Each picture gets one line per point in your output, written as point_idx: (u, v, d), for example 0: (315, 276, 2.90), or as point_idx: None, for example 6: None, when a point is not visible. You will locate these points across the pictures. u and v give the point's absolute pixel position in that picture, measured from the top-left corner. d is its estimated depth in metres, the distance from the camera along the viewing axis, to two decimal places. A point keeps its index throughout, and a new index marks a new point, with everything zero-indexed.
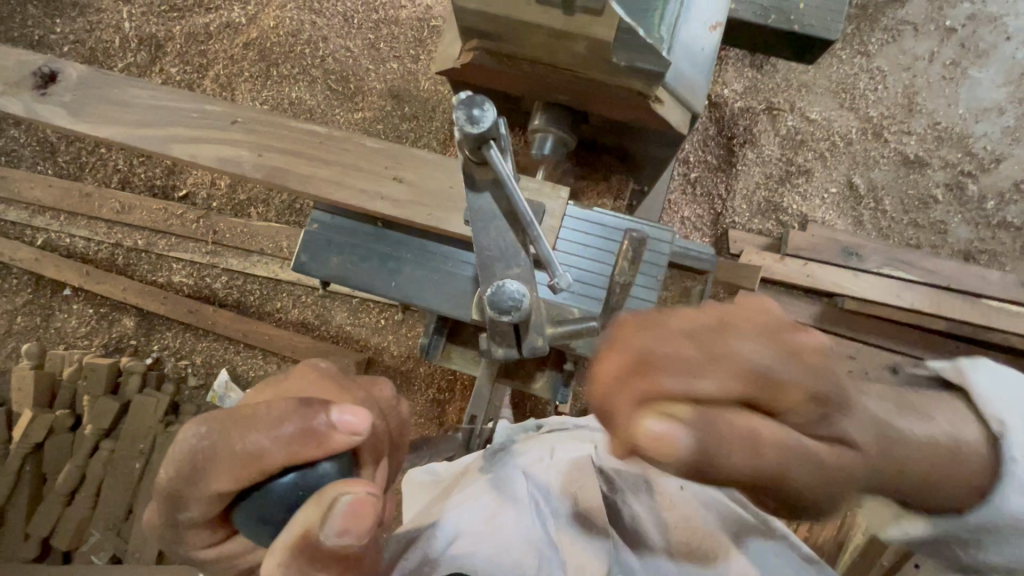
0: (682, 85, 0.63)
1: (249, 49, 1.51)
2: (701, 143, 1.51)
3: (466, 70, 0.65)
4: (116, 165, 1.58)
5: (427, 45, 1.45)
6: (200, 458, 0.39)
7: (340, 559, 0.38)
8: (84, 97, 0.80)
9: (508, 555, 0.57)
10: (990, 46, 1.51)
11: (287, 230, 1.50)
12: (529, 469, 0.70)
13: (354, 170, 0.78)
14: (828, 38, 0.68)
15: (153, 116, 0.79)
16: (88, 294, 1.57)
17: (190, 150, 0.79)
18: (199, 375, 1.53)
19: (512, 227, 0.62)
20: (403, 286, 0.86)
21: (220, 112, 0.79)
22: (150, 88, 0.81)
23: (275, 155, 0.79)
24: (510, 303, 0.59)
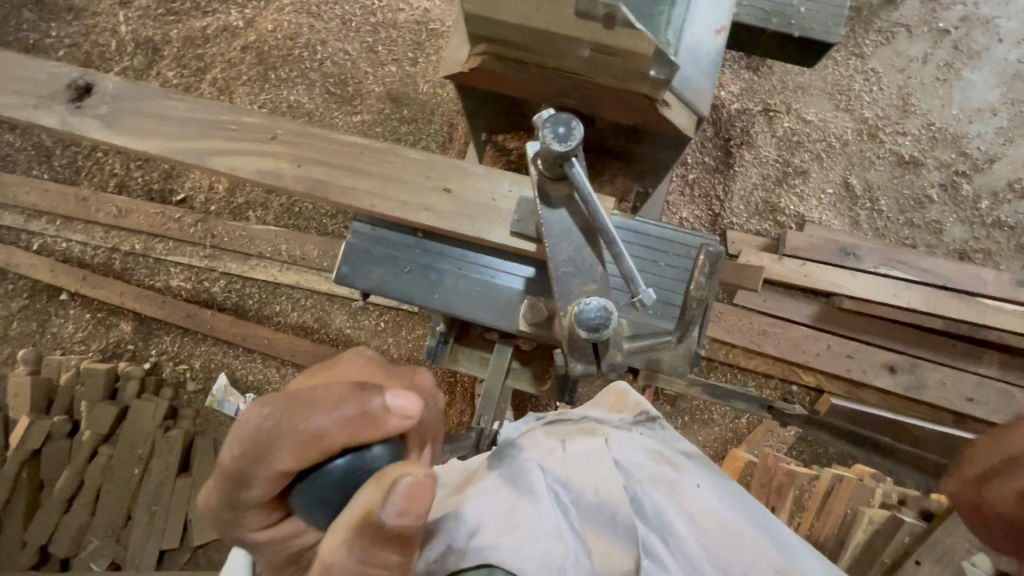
0: (689, 89, 0.63)
1: (247, 52, 1.51)
2: (699, 145, 1.52)
3: (474, 74, 0.65)
4: (113, 169, 1.57)
5: (425, 48, 1.45)
6: (261, 438, 0.40)
7: (397, 537, 0.39)
8: (119, 109, 0.80)
9: (532, 546, 0.58)
10: (983, 47, 1.53)
11: (286, 234, 1.50)
12: (544, 462, 0.69)
13: (359, 173, 0.78)
14: (829, 40, 0.68)
15: (186, 128, 0.79)
16: (85, 299, 1.56)
17: (217, 161, 0.79)
18: (198, 379, 1.52)
19: (589, 243, 0.63)
20: (445, 298, 0.86)
21: (223, 117, 0.79)
22: (162, 93, 0.81)
23: (305, 165, 0.79)
24: (595, 319, 0.59)
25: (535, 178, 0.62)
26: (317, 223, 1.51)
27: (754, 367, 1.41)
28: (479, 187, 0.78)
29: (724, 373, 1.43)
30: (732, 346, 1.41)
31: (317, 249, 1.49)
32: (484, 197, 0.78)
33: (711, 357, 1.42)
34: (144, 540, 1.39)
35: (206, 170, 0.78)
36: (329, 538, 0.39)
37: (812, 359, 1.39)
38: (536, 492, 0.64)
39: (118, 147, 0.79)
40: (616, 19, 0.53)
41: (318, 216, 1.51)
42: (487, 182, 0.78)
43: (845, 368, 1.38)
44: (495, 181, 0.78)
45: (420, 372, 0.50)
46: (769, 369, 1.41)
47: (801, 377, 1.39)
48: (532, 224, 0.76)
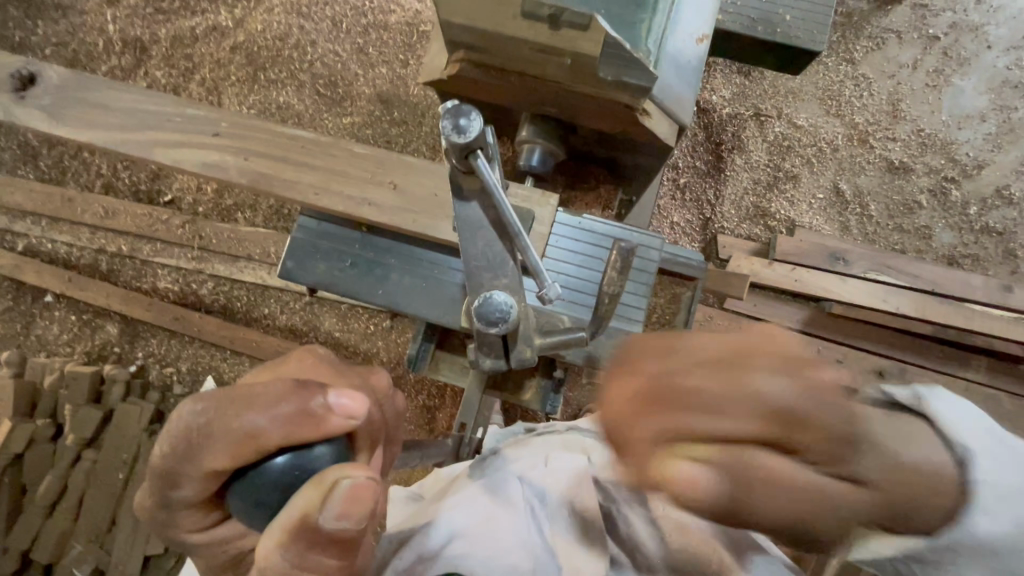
0: (669, 98, 0.63)
1: (236, 53, 1.49)
2: (690, 149, 1.52)
3: (453, 80, 0.64)
4: (100, 169, 1.56)
5: (417, 50, 1.45)
6: (194, 434, 0.39)
7: (337, 541, 0.38)
8: (63, 100, 0.79)
9: (504, 557, 0.57)
10: (972, 54, 1.54)
11: (274, 236, 1.48)
12: (524, 474, 0.69)
13: (342, 176, 0.77)
14: (815, 49, 0.68)
15: (135, 120, 0.78)
16: (71, 301, 1.54)
17: (164, 153, 0.78)
18: (185, 382, 1.51)
19: (500, 237, 0.61)
20: (390, 293, 0.85)
21: (204, 120, 0.78)
22: (107, 84, 0.80)
23: (251, 158, 0.78)
24: (495, 312, 0.58)
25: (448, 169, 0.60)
26: None
27: None
28: (452, 186, 0.77)
29: None
30: None
31: None
32: (449, 194, 0.77)
33: None
34: (128, 546, 1.37)
35: (178, 170, 0.77)
36: (265, 539, 0.38)
37: None
38: (512, 503, 0.64)
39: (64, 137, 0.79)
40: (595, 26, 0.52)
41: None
42: (453, 181, 0.77)
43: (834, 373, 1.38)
44: None
45: (375, 374, 0.49)
46: None
47: None
48: None
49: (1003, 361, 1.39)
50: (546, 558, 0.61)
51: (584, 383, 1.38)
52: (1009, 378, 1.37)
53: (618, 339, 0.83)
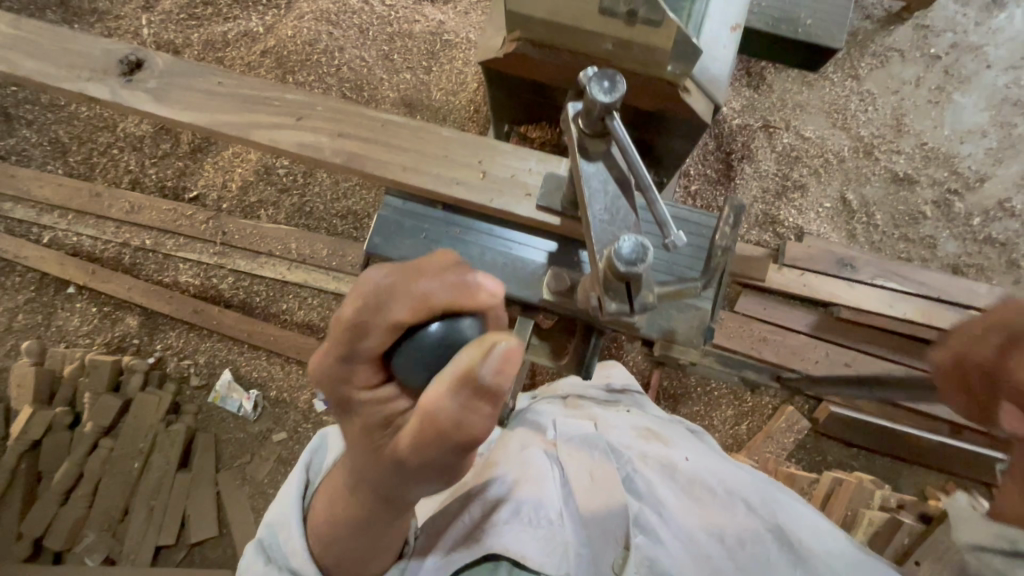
0: (706, 78, 0.67)
1: (265, 57, 1.55)
2: (702, 158, 1.57)
3: (507, 60, 0.69)
4: (128, 166, 1.60)
5: (439, 58, 1.51)
6: (375, 291, 0.43)
7: (494, 399, 0.41)
8: (169, 84, 0.83)
9: (531, 529, 0.62)
10: (973, 73, 1.60)
11: (296, 233, 1.52)
12: (537, 450, 0.72)
13: (399, 149, 0.81)
14: (834, 47, 0.73)
15: (234, 104, 0.82)
16: (92, 293, 1.57)
17: (261, 134, 0.82)
18: (201, 375, 1.52)
19: (624, 194, 0.65)
20: (472, 268, 0.88)
21: (262, 99, 0.83)
22: (210, 71, 0.84)
23: (344, 138, 0.82)
24: (631, 255, 0.57)
25: (573, 135, 0.64)
26: (326, 224, 1.54)
27: (754, 374, 1.43)
28: (510, 162, 0.81)
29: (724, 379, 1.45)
30: (732, 352, 1.44)
31: (326, 249, 1.51)
32: (513, 171, 0.81)
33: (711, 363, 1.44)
34: (140, 535, 1.38)
35: (259, 145, 0.82)
36: (433, 391, 0.41)
37: (811, 367, 1.41)
38: (531, 475, 0.68)
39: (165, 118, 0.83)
40: (646, 18, 0.57)
41: (328, 218, 1.54)
42: (516, 158, 0.81)
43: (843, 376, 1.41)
44: (525, 157, 0.81)
45: None
46: (769, 376, 1.43)
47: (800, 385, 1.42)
48: (556, 198, 0.79)
49: None
50: (571, 528, 0.65)
51: None
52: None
53: (690, 316, 0.83)
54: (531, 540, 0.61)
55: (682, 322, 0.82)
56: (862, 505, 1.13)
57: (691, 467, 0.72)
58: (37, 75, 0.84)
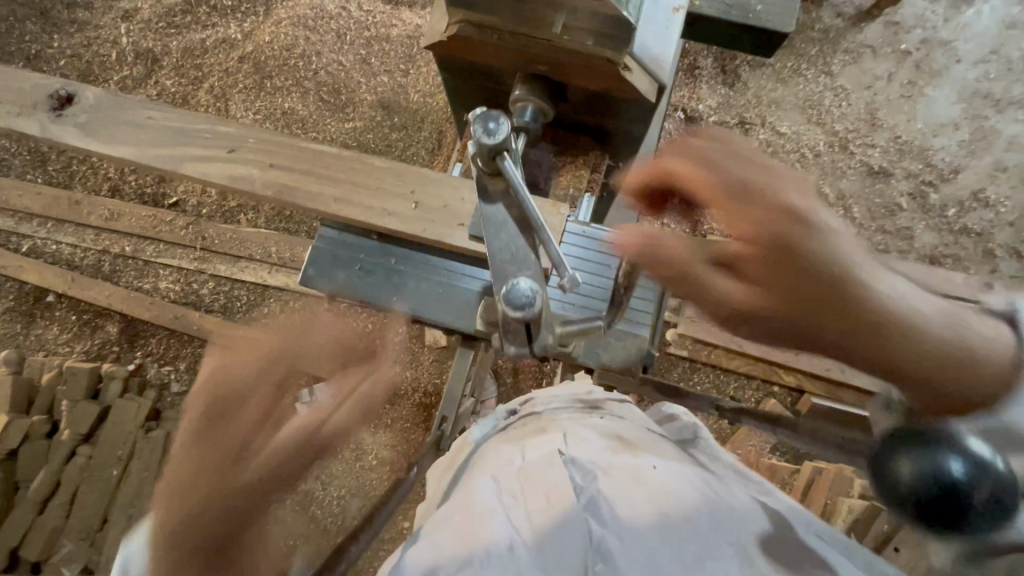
0: (648, 58, 0.68)
1: (244, 63, 1.56)
2: None
3: (455, 43, 0.70)
4: (107, 173, 1.60)
5: (416, 60, 1.52)
6: None
7: None
8: (100, 118, 0.84)
9: (479, 570, 0.55)
10: (943, 67, 1.62)
11: (276, 237, 1.52)
12: (497, 476, 0.69)
13: (332, 178, 0.82)
14: (783, 31, 0.74)
15: (164, 137, 0.83)
16: (72, 301, 1.57)
17: (192, 167, 0.83)
18: (182, 381, 1.51)
19: (523, 233, 0.64)
20: (407, 299, 0.89)
21: (193, 133, 0.83)
22: (139, 103, 0.85)
23: (274, 170, 0.83)
24: (523, 297, 0.58)
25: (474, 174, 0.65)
26: (306, 226, 1.54)
27: (736, 367, 1.44)
28: (443, 190, 0.82)
29: (706, 373, 1.45)
30: (714, 347, 1.45)
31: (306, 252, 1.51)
32: (447, 200, 0.82)
33: (693, 358, 1.45)
34: (119, 544, 1.36)
35: (192, 178, 0.83)
36: None
37: (792, 359, 1.42)
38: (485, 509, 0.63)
39: (97, 152, 0.83)
40: None
41: (308, 221, 1.54)
42: (448, 188, 0.82)
43: (824, 367, 1.41)
44: (457, 186, 0.83)
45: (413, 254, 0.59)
46: (750, 370, 1.43)
47: (781, 377, 1.42)
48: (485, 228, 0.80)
49: None
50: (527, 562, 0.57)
51: None
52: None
53: (625, 343, 0.81)
54: None
55: (616, 348, 0.81)
56: (842, 494, 1.13)
57: (665, 481, 0.66)
58: (7, 79, 0.85)
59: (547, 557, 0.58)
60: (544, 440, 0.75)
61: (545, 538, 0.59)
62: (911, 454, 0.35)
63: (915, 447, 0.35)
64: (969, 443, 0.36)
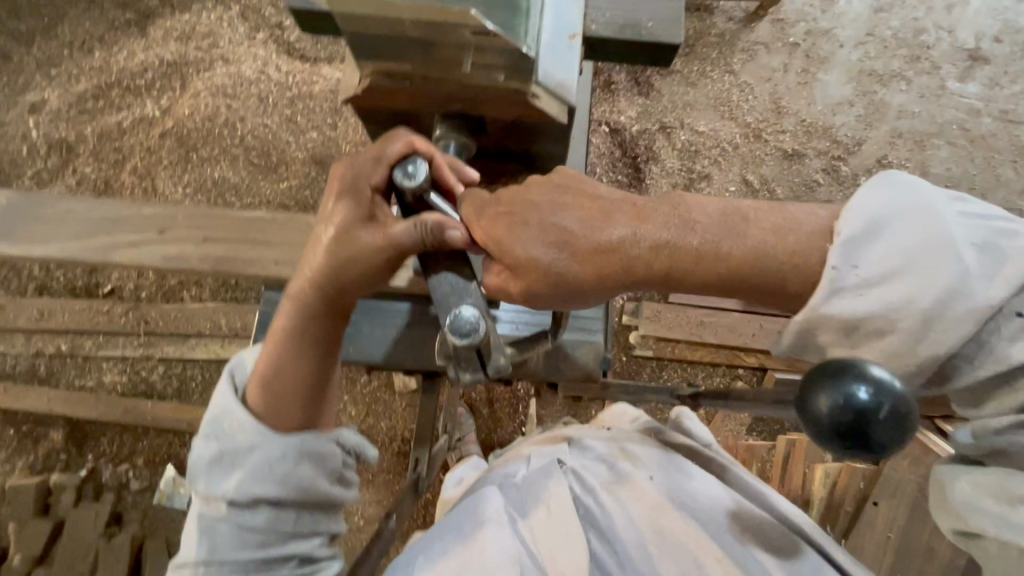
0: (555, 82, 0.72)
1: (166, 139, 1.54)
2: (611, 166, 1.66)
3: (367, 92, 0.72)
4: (32, 272, 1.52)
5: (343, 112, 1.54)
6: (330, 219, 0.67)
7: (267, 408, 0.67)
8: (21, 220, 0.86)
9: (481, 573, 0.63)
10: (829, 53, 1.78)
11: (224, 308, 1.48)
12: (505, 488, 0.77)
13: (268, 242, 0.87)
14: (676, 43, 0.81)
15: (93, 228, 0.85)
16: (7, 414, 1.46)
17: (127, 253, 0.86)
18: (142, 477, 1.42)
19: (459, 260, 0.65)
20: (362, 348, 0.87)
21: (121, 219, 0.86)
22: (62, 198, 0.88)
23: (211, 242, 0.87)
24: (465, 322, 0.58)
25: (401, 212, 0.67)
26: (255, 293, 1.49)
27: (700, 358, 1.48)
28: None
29: (674, 369, 1.49)
30: (676, 342, 1.49)
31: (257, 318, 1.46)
32: None
33: (659, 356, 1.49)
34: None
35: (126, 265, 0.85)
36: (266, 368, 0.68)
37: (750, 341, 1.48)
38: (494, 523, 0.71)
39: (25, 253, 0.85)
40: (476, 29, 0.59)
41: (256, 287, 1.50)
42: None
43: (780, 343, 1.47)
44: None
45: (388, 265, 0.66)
46: (714, 358, 1.48)
47: (744, 361, 1.47)
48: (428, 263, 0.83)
49: None
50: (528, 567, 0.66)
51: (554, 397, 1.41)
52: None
53: (583, 354, 0.82)
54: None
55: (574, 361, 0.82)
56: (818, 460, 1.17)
57: (658, 488, 0.74)
58: None
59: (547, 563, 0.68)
60: (550, 449, 0.83)
61: (546, 546, 0.69)
62: (826, 390, 0.41)
63: (825, 382, 0.41)
64: (871, 370, 0.41)
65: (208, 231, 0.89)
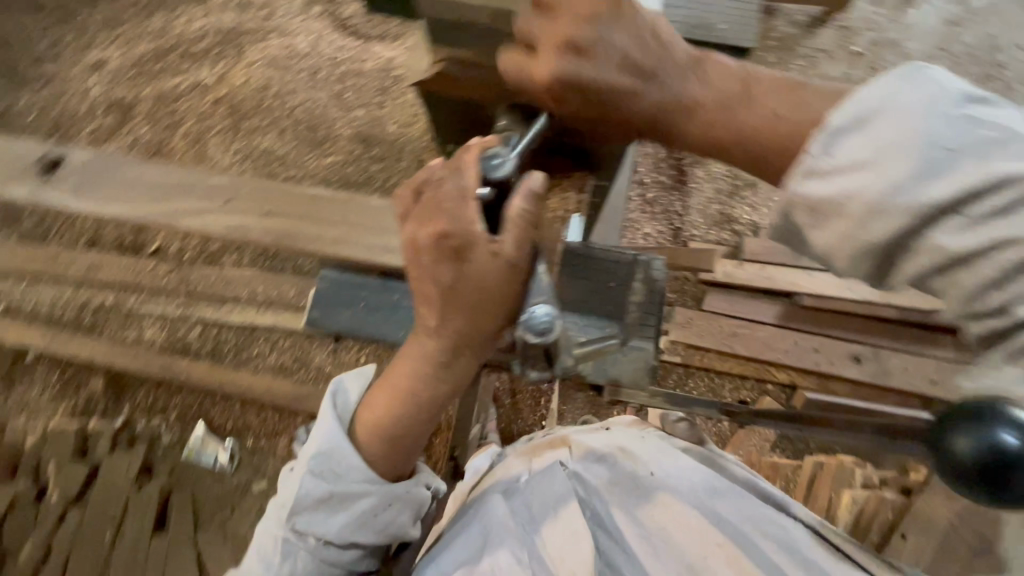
0: None
1: (218, 106, 1.57)
2: (655, 165, 1.63)
3: (434, 81, 0.74)
4: (84, 226, 1.58)
5: (391, 92, 1.54)
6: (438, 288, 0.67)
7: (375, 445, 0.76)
8: (94, 180, 0.92)
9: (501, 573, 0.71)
10: (894, 65, 1.71)
11: (262, 276, 1.51)
12: (509, 491, 0.81)
13: (329, 221, 0.89)
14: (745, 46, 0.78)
15: (160, 193, 0.90)
16: (53, 359, 1.52)
17: (190, 220, 0.91)
18: (174, 431, 1.48)
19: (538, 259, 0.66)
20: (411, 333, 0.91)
21: (187, 187, 0.91)
22: (134, 162, 0.94)
23: (270, 217, 0.90)
24: (541, 323, 0.62)
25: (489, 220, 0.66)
26: (293, 264, 1.53)
27: (729, 369, 1.46)
28: None
29: (701, 378, 1.47)
30: (705, 350, 1.47)
31: (293, 289, 1.49)
32: None
33: (687, 363, 1.47)
34: None
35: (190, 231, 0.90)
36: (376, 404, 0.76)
37: (782, 356, 1.45)
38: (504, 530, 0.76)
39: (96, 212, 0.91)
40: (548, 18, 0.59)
41: (294, 258, 1.53)
42: None
43: (814, 362, 1.44)
44: None
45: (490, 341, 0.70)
46: (743, 370, 1.46)
47: (774, 376, 1.44)
48: None
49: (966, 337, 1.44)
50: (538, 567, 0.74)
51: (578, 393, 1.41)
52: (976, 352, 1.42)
53: (632, 357, 0.83)
54: None
55: (625, 366, 0.83)
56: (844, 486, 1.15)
57: (653, 493, 0.83)
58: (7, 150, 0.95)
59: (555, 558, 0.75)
60: (549, 448, 0.87)
61: (555, 545, 0.76)
62: (968, 434, 0.50)
63: (968, 427, 0.49)
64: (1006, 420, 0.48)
65: (265, 201, 0.91)
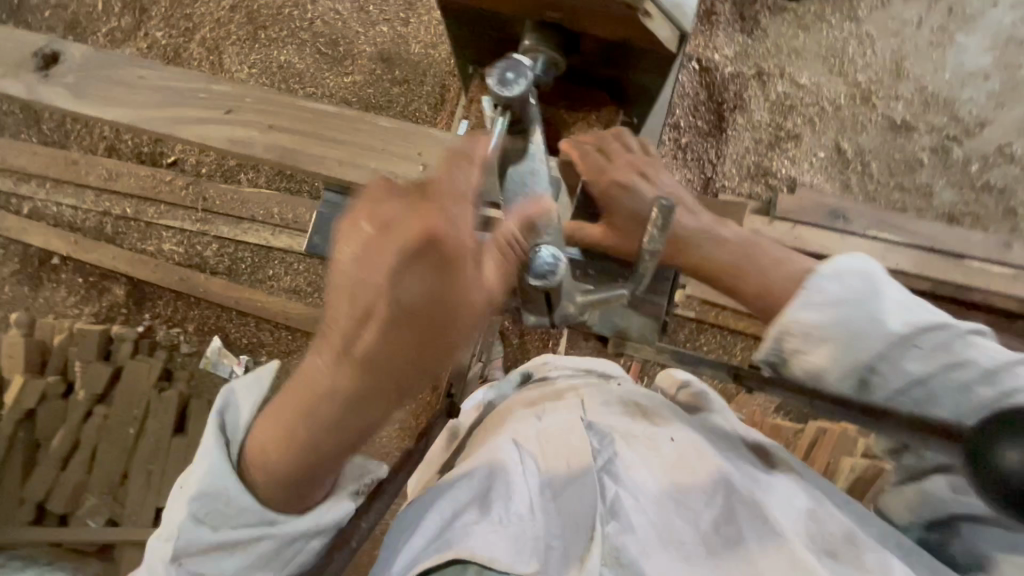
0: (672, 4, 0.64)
1: (236, 12, 1.48)
2: (694, 108, 1.51)
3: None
4: (102, 132, 1.55)
5: (417, 7, 1.43)
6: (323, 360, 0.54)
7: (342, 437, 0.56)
8: (88, 76, 0.92)
9: (506, 530, 0.62)
10: (977, 11, 1.52)
11: (278, 197, 1.49)
12: (517, 438, 0.71)
13: (332, 137, 0.89)
14: None
15: (165, 97, 0.91)
16: (77, 264, 1.56)
17: (192, 128, 0.90)
18: (192, 342, 1.53)
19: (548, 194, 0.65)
20: None
21: (190, 92, 0.91)
22: (131, 61, 0.93)
23: (275, 130, 0.90)
24: (545, 266, 0.60)
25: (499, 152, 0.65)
26: (309, 187, 1.50)
27: (743, 328, 1.43)
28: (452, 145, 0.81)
29: (713, 335, 1.45)
30: (721, 307, 1.43)
31: (309, 213, 1.48)
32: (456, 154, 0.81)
33: (701, 318, 1.44)
34: (141, 498, 1.42)
35: (194, 140, 0.90)
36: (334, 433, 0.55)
37: None
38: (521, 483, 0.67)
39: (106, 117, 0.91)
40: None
41: (310, 181, 1.50)
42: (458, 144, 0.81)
43: None
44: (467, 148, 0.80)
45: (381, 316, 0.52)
46: (757, 331, 1.42)
47: None
48: None
49: (999, 317, 1.37)
50: (548, 524, 0.65)
51: (586, 339, 1.41)
52: (1007, 331, 1.36)
53: (643, 313, 0.81)
54: (501, 540, 0.61)
55: (635, 319, 0.80)
56: (842, 452, 1.15)
57: (691, 455, 0.68)
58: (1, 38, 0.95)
59: (567, 519, 0.65)
60: (559, 399, 0.77)
61: (565, 502, 0.66)
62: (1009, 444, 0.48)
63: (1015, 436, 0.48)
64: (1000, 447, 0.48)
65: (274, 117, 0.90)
